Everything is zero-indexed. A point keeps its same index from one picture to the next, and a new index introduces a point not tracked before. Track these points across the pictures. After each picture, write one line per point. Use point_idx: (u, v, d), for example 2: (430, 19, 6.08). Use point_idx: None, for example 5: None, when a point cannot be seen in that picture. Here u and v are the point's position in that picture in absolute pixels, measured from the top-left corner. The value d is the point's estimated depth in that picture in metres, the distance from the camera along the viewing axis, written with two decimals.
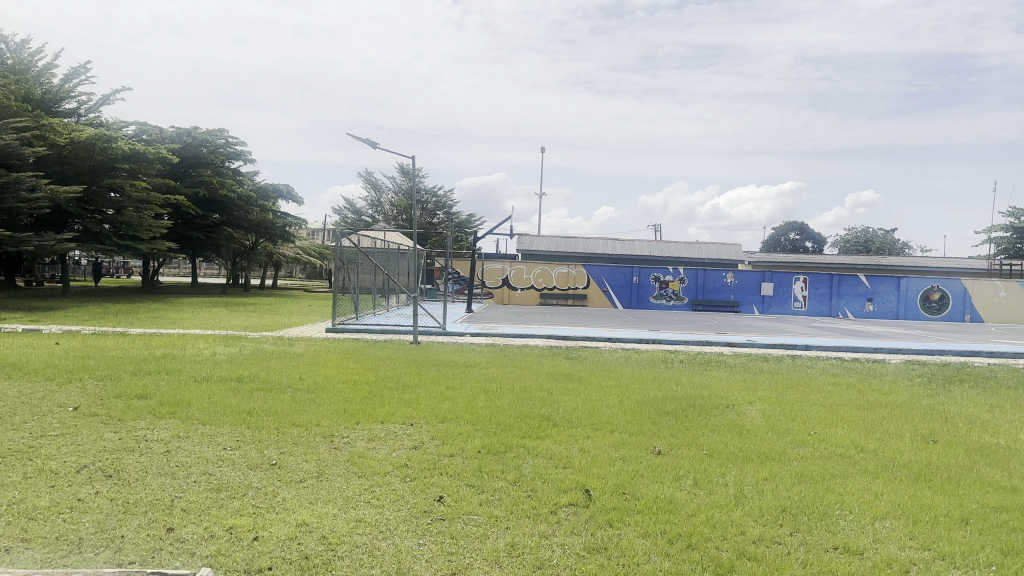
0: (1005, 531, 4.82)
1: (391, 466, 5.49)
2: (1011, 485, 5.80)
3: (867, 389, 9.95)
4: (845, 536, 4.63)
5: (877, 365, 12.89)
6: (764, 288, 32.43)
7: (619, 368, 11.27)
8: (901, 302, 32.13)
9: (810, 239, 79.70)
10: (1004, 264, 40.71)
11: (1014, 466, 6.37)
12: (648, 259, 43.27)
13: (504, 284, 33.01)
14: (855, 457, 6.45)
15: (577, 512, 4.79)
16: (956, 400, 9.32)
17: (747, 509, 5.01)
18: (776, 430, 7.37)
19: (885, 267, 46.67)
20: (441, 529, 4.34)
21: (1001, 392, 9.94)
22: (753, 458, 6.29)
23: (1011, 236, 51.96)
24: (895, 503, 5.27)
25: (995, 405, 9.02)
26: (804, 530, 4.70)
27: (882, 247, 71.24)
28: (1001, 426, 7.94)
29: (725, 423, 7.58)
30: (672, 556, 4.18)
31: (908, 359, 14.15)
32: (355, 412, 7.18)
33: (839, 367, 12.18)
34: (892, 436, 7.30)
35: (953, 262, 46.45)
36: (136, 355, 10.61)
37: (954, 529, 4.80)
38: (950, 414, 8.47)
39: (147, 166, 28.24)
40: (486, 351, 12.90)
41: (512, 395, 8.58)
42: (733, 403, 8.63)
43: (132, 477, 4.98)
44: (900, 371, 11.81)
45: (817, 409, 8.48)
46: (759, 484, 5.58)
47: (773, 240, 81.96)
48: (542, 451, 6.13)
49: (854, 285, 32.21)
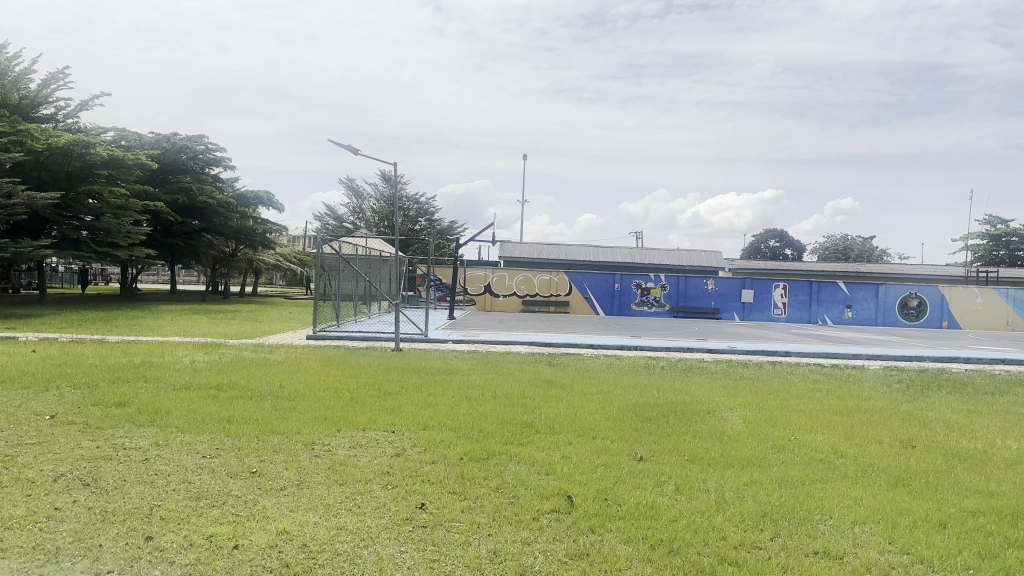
0: (982, 535, 4.88)
1: (373, 474, 5.47)
2: (987, 489, 5.88)
3: (846, 394, 10.05)
4: (825, 541, 4.66)
5: (857, 370, 13.01)
6: (745, 294, 32.69)
7: (600, 374, 11.31)
8: (879, 308, 32.49)
9: (789, 247, 80.52)
10: (980, 271, 41.37)
11: (992, 471, 6.44)
12: (630, 266, 43.40)
13: (486, 291, 33.03)
14: (835, 463, 6.51)
15: (559, 519, 4.79)
16: (934, 406, 9.42)
17: (728, 514, 5.05)
18: (757, 435, 7.43)
19: (863, 274, 47.20)
20: (423, 537, 4.32)
21: (978, 398, 10.08)
22: (733, 463, 6.33)
23: (987, 244, 52.92)
24: (874, 507, 5.32)
25: (972, 411, 9.12)
26: (785, 535, 4.73)
27: (860, 255, 72.21)
28: (978, 431, 8.03)
29: (706, 429, 7.63)
30: (653, 562, 4.20)
31: (886, 365, 14.31)
32: (336, 419, 7.15)
33: (819, 373, 12.28)
34: (871, 442, 7.37)
35: (930, 269, 47.11)
36: (115, 363, 10.48)
37: (932, 533, 4.86)
38: (928, 420, 8.55)
39: (126, 172, 27.96)
40: (469, 358, 12.87)
41: (495, 402, 8.58)
42: (713, 409, 8.69)
43: (110, 486, 4.92)
44: (879, 377, 11.93)
45: (796, 415, 8.54)
46: (739, 489, 5.61)
47: (752, 248, 82.80)
48: (524, 457, 6.14)
49: (833, 293, 32.55)
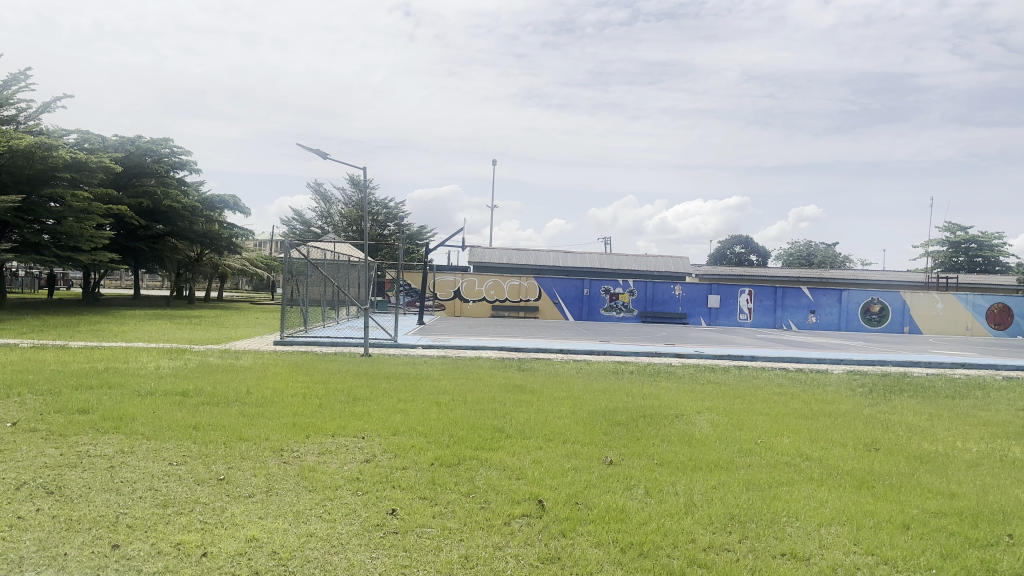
0: (945, 535, 5.00)
1: (343, 480, 5.43)
2: (950, 490, 6.02)
3: (810, 398, 10.23)
4: (791, 542, 4.74)
5: (820, 375, 13.24)
6: (711, 300, 33.05)
7: (570, 379, 11.34)
8: (842, 313, 33.08)
9: (754, 253, 81.64)
10: (941, 277, 42.35)
11: (952, 472, 6.60)
12: (599, 271, 43.62)
13: (456, 296, 32.91)
14: (800, 465, 6.62)
15: (530, 523, 4.80)
16: (896, 409, 9.63)
17: (697, 516, 5.10)
18: (724, 438, 7.52)
19: (826, 280, 48.03)
20: (393, 542, 4.30)
21: (939, 401, 10.30)
22: (701, 467, 6.40)
23: (947, 250, 54.23)
24: (838, 509, 5.41)
25: (932, 414, 9.34)
26: (752, 537, 4.80)
27: (823, 261, 73.50)
28: (938, 434, 8.23)
29: (675, 433, 7.70)
30: (624, 565, 4.23)
31: (849, 370, 14.56)
32: (305, 425, 7.09)
33: (783, 378, 12.45)
34: (835, 444, 7.51)
35: (892, 275, 48.11)
36: (77, 368, 10.23)
37: (896, 534, 4.97)
38: (890, 423, 8.73)
39: (89, 175, 27.44)
40: (439, 364, 12.82)
41: (465, 407, 8.56)
42: (682, 413, 8.77)
43: (75, 494, 4.81)
44: (842, 381, 12.15)
45: (762, 418, 8.67)
46: (707, 492, 5.68)
47: (718, 254, 83.81)
48: (495, 463, 6.13)
49: (797, 298, 33.05)
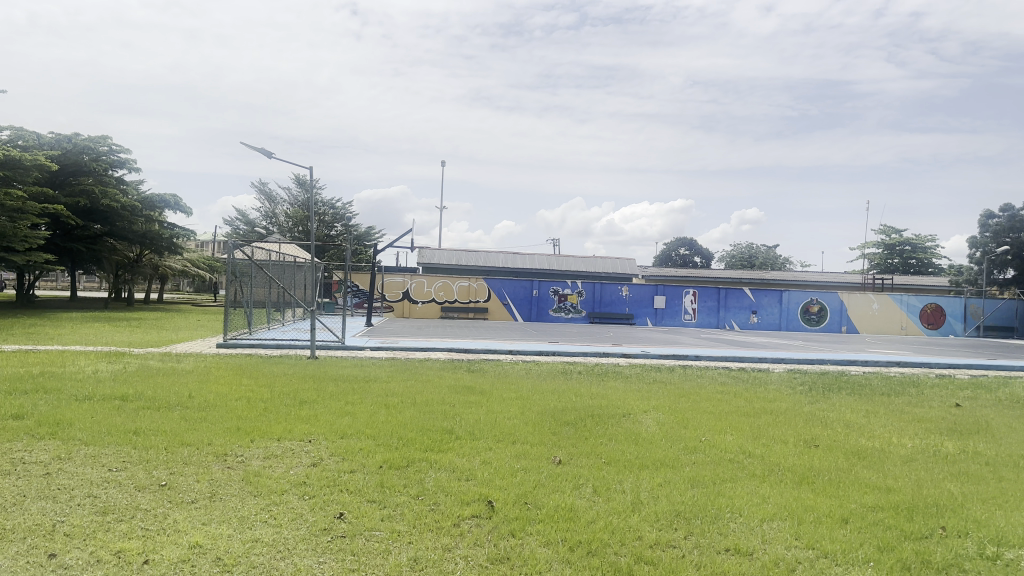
0: (880, 528, 5.18)
1: (290, 484, 5.35)
2: (885, 485, 6.24)
3: (752, 396, 10.49)
4: (734, 537, 4.85)
5: (762, 373, 13.59)
6: (657, 300, 33.57)
7: (519, 379, 11.37)
8: (783, 313, 33.96)
9: (699, 255, 83.18)
10: (877, 278, 43.83)
11: (887, 468, 6.84)
12: (548, 273, 43.88)
13: (404, 297, 32.68)
14: (743, 462, 6.79)
15: (479, 524, 4.81)
16: (834, 406, 9.94)
17: (643, 514, 5.19)
18: (669, 437, 7.65)
19: (768, 281, 49.27)
20: (342, 547, 4.26)
21: (875, 399, 10.67)
22: (648, 465, 6.50)
23: (883, 252, 56.13)
24: (780, 505, 5.57)
25: (868, 411, 9.67)
26: (697, 533, 4.90)
27: (765, 263, 75.35)
28: (874, 430, 8.52)
29: (622, 432, 7.80)
30: (572, 563, 4.27)
31: (790, 368, 14.98)
32: (250, 429, 6.96)
33: (727, 377, 12.73)
34: (777, 441, 7.72)
35: (830, 276, 49.62)
36: (9, 373, 9.84)
37: (835, 528, 5.13)
38: (829, 420, 9.01)
39: (22, 173, 26.44)
40: (388, 365, 12.74)
41: (414, 409, 8.52)
42: (629, 413, 8.89)
43: (8, 503, 4.63)
44: (783, 380, 12.48)
45: (707, 416, 8.85)
46: (654, 490, 5.77)
47: (664, 256, 85.14)
48: (444, 464, 6.12)
49: (739, 299, 33.81)
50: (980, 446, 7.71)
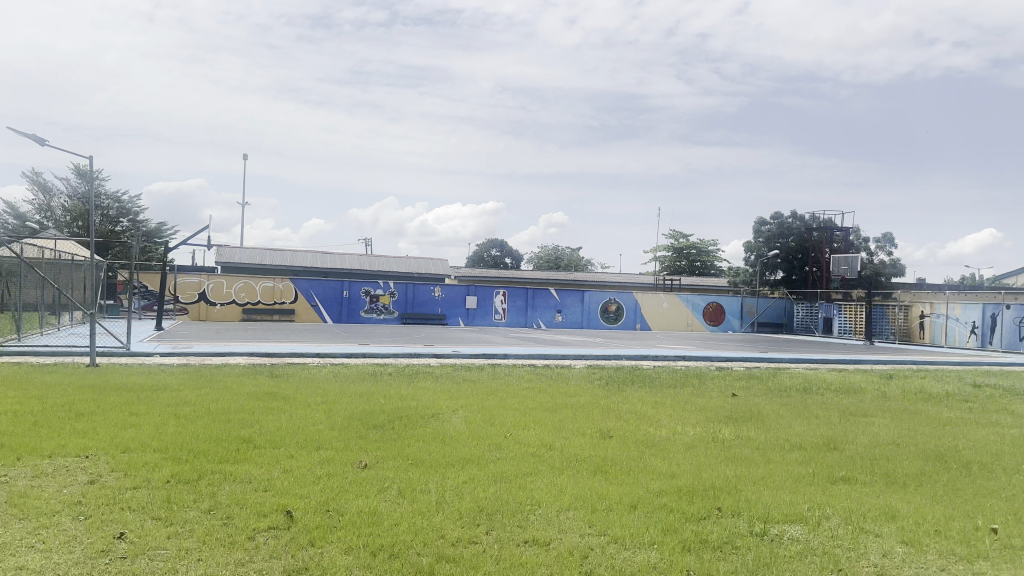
0: (664, 512, 5.60)
1: (61, 505, 4.81)
2: (670, 471, 6.76)
3: (555, 392, 10.95)
4: (533, 530, 5.03)
5: (564, 370, 14.23)
6: (468, 300, 34.08)
7: (325, 383, 11.04)
8: (584, 312, 35.79)
9: (507, 256, 85.49)
10: (668, 279, 47.49)
11: (673, 454, 7.42)
12: (358, 273, 43.09)
13: (202, 298, 30.65)
14: (544, 456, 7.05)
15: (277, 535, 4.61)
16: (628, 399, 10.62)
17: (447, 513, 5.23)
18: (475, 435, 7.78)
19: (572, 282, 51.76)
20: (121, 568, 3.90)
21: (665, 391, 11.54)
22: (453, 463, 6.57)
23: (672, 255, 60.88)
24: (576, 495, 5.85)
25: (658, 402, 10.43)
26: (498, 528, 5.02)
27: (569, 265, 79.01)
28: (662, 420, 9.20)
29: (429, 432, 7.81)
30: (373, 568, 4.21)
31: (590, 364, 15.83)
32: (13, 447, 6.17)
33: (532, 374, 13.18)
34: (576, 434, 8.10)
35: (626, 277, 53.04)
36: None
37: (625, 514, 5.47)
38: (622, 412, 9.61)
39: None
40: (181, 372, 11.87)
41: (210, 418, 7.98)
42: (437, 413, 8.92)
43: None
44: (583, 375, 13.14)
45: (511, 413, 9.10)
46: (458, 488, 5.84)
47: (474, 258, 86.60)
48: (240, 475, 5.79)
49: (545, 298, 35.23)
50: (750, 432, 8.57)
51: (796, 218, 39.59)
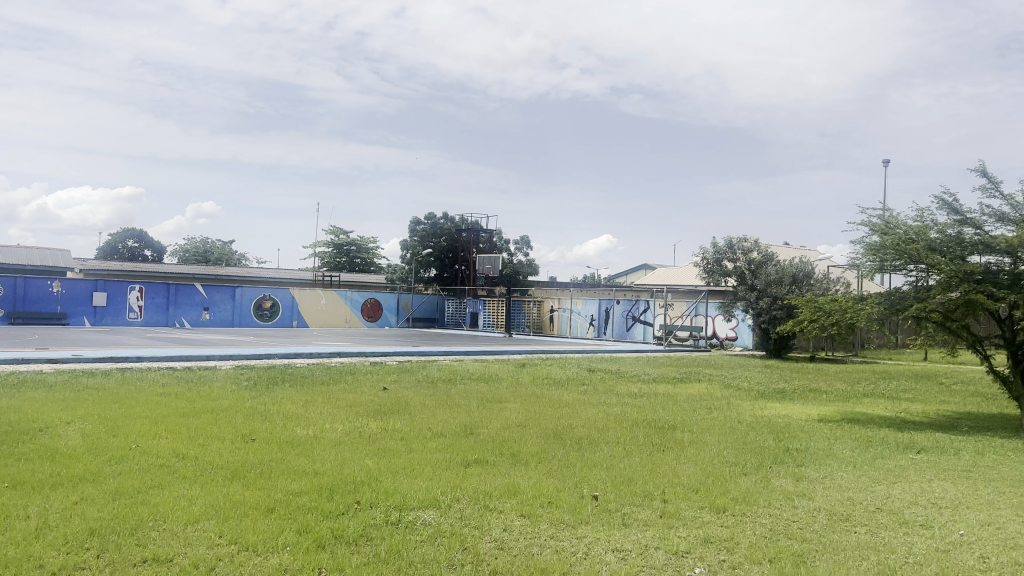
0: (302, 512, 5.52)
1: None
2: (313, 470, 6.68)
3: (195, 396, 10.16)
4: (154, 547, 4.61)
5: (209, 372, 13.30)
6: (96, 297, 30.34)
7: None
8: (235, 310, 33.74)
9: (151, 248, 77.50)
10: (327, 276, 47.14)
11: (316, 452, 7.35)
12: None
13: None
14: (176, 465, 6.51)
15: None
16: (275, 399, 10.28)
17: (48, 540, 4.56)
18: (94, 448, 6.89)
19: (224, 278, 48.71)
20: None
21: (315, 388, 11.40)
22: (63, 483, 5.74)
23: (332, 251, 60.53)
24: (208, 504, 5.50)
25: (307, 401, 10.25)
26: (111, 549, 4.51)
27: (223, 258, 74.24)
28: (310, 418, 9.07)
29: (34, 449, 6.73)
30: None
31: (237, 364, 15.02)
32: None
33: (170, 377, 12.10)
34: (215, 439, 7.61)
35: (285, 273, 51.47)
36: None
37: (259, 519, 5.28)
38: (269, 413, 9.26)
39: None
40: None
41: None
42: (46, 427, 7.72)
43: None
44: (229, 377, 12.42)
45: (141, 422, 8.24)
46: (66, 510, 5.12)
47: (110, 248, 77.02)
48: None
49: (189, 295, 32.39)
50: (395, 424, 8.84)
51: (445, 218, 41.67)
